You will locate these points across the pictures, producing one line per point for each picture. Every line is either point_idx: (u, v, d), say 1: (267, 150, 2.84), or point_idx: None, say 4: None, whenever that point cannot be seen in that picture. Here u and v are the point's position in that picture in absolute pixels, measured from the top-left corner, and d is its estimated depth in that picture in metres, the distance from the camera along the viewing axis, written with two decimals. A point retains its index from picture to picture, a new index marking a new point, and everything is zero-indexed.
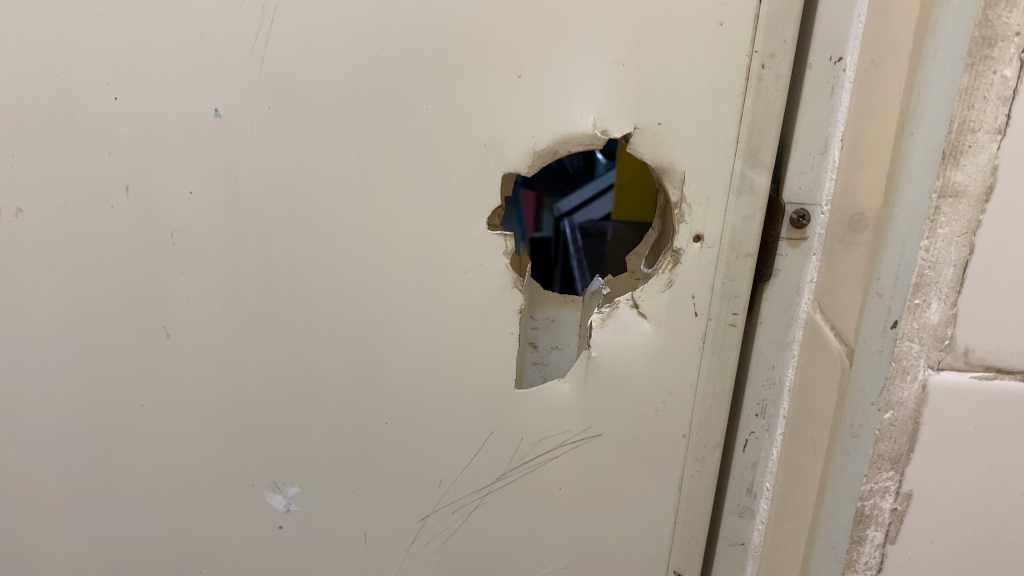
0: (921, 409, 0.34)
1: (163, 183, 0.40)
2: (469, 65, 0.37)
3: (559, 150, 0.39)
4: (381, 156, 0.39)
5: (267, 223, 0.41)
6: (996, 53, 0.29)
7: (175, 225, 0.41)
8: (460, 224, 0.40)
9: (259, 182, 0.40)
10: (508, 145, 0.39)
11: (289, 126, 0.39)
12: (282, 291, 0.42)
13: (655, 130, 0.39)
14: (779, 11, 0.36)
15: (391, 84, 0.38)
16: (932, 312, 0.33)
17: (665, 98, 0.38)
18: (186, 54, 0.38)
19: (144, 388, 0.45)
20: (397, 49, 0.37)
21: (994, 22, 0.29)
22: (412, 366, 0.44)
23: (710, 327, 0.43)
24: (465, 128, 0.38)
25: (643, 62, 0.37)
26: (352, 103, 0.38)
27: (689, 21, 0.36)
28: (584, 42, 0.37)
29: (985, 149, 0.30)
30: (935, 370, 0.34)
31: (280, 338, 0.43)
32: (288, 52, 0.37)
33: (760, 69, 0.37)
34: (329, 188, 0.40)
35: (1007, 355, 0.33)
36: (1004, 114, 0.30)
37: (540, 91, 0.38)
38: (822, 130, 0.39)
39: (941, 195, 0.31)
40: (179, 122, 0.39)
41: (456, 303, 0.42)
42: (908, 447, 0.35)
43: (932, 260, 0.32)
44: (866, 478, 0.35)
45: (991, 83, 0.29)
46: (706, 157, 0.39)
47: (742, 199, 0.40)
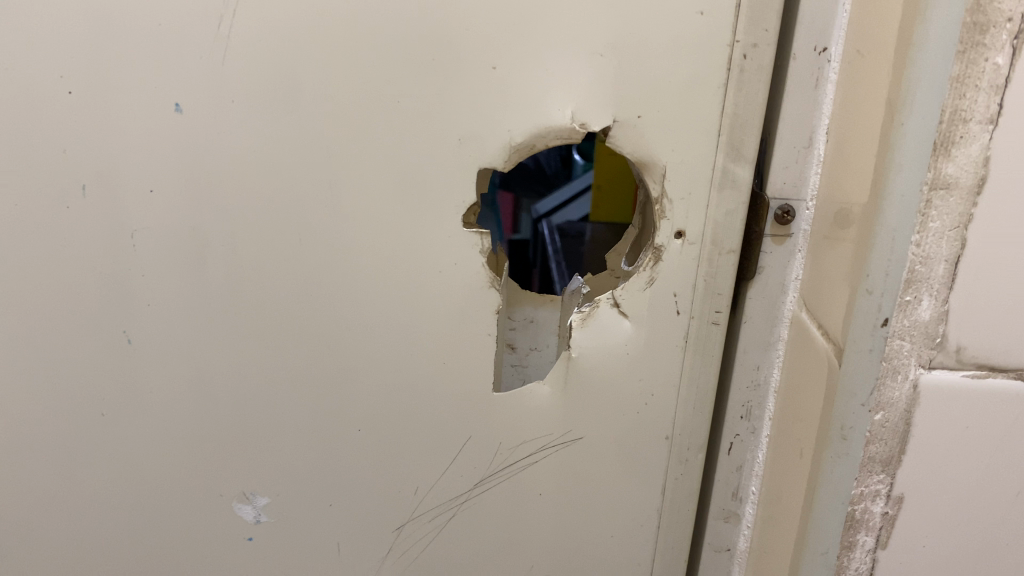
0: (912, 410, 0.33)
1: (122, 182, 0.38)
2: (442, 57, 0.36)
3: (536, 144, 0.38)
4: (352, 152, 0.37)
5: (231, 223, 0.39)
6: (988, 40, 0.28)
7: (136, 226, 0.39)
8: (435, 222, 0.39)
9: (224, 180, 0.38)
10: (483, 139, 0.37)
11: (254, 121, 0.37)
12: (249, 293, 0.40)
13: (634, 124, 0.37)
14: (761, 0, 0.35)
15: (361, 77, 0.36)
16: (924, 309, 0.32)
17: (645, 89, 0.37)
18: (144, 47, 0.36)
19: (106, 397, 0.43)
20: (367, 39, 0.35)
21: (986, 8, 0.28)
22: (386, 369, 0.42)
23: (693, 325, 0.41)
24: (438, 123, 0.37)
25: (622, 52, 0.36)
26: (320, 96, 0.36)
27: (669, 10, 0.35)
28: (561, 31, 0.35)
29: (977, 140, 0.29)
30: (926, 369, 0.33)
31: (248, 343, 0.41)
32: (252, 44, 0.35)
33: (742, 59, 0.36)
34: (296, 186, 0.38)
35: (999, 353, 0.32)
36: (997, 103, 0.29)
37: (517, 83, 0.36)
38: (807, 123, 0.38)
39: (932, 187, 0.30)
40: (138, 117, 0.37)
41: (432, 304, 0.41)
42: (899, 448, 0.34)
43: (924, 256, 0.31)
44: (857, 481, 0.34)
45: (983, 71, 0.28)
46: (687, 151, 0.38)
47: (724, 194, 0.39)
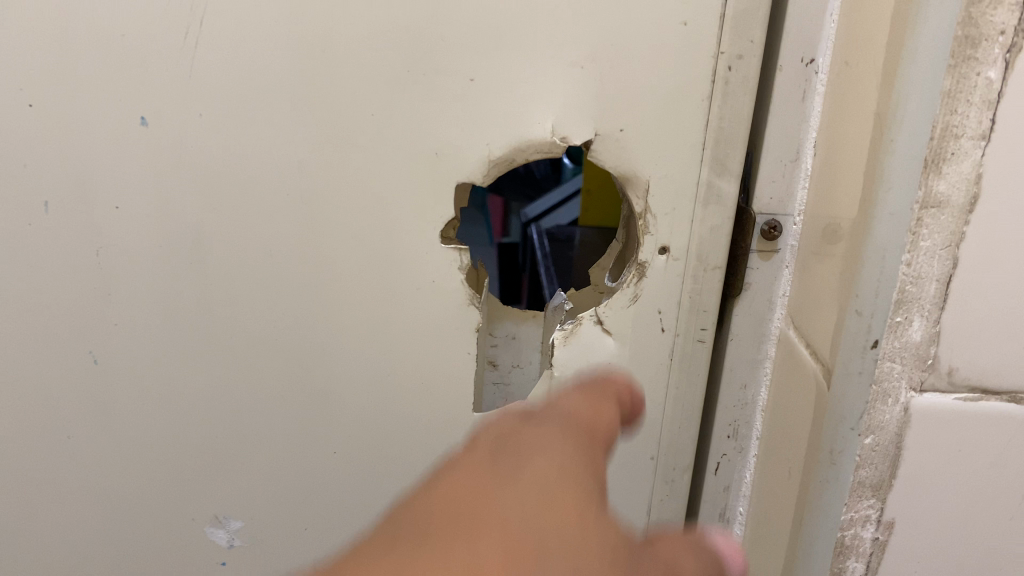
0: (902, 433, 0.32)
1: (86, 199, 0.37)
2: (417, 68, 0.34)
3: (515, 159, 0.37)
4: (325, 166, 0.36)
5: (200, 240, 0.38)
6: (979, 54, 0.27)
7: (102, 243, 0.38)
8: (411, 239, 0.38)
9: (193, 196, 0.37)
10: (462, 153, 0.36)
11: (224, 135, 0.36)
12: (220, 312, 0.39)
13: (617, 137, 0.36)
14: (746, 11, 0.34)
15: (333, 89, 0.35)
16: (914, 330, 0.31)
17: (627, 103, 0.35)
18: (107, 59, 0.34)
19: (74, 419, 0.42)
20: (339, 50, 0.34)
21: (978, 20, 0.27)
22: (364, 389, 0.41)
23: (678, 343, 0.40)
24: (415, 136, 0.36)
25: (603, 64, 0.35)
26: (292, 109, 0.35)
27: (652, 21, 0.34)
28: (540, 42, 0.34)
29: (969, 156, 0.28)
30: (918, 392, 0.32)
31: (220, 362, 0.40)
32: (219, 56, 0.34)
33: (727, 71, 0.35)
34: (267, 202, 0.37)
35: (992, 375, 0.31)
36: (989, 119, 0.28)
37: (495, 95, 0.35)
38: (793, 136, 0.37)
39: (923, 205, 0.29)
40: (103, 131, 0.36)
41: (410, 322, 0.39)
42: (889, 473, 0.33)
43: (914, 275, 0.30)
44: (847, 507, 0.33)
45: (975, 85, 0.27)
46: (671, 164, 0.37)
47: (709, 209, 0.37)
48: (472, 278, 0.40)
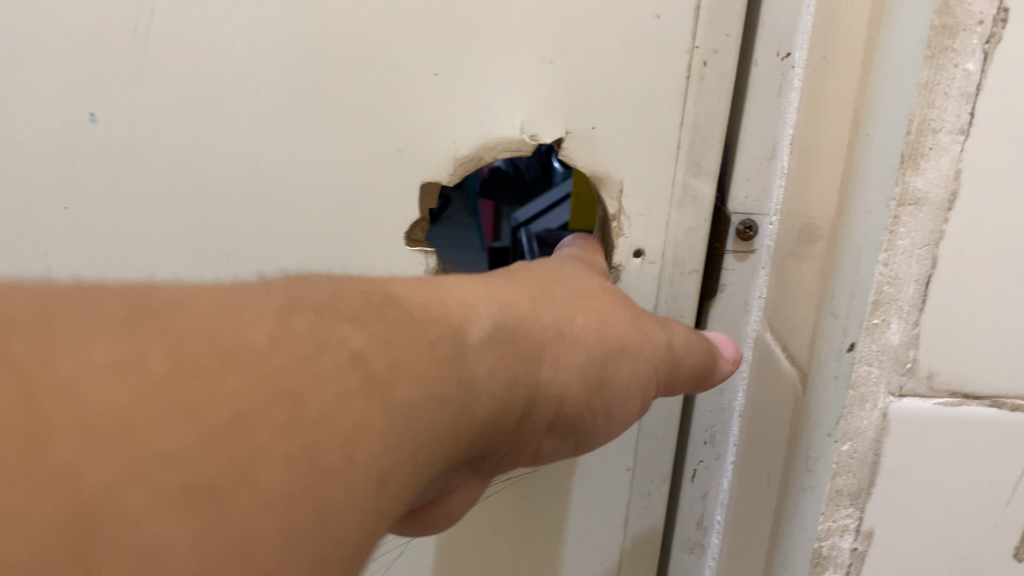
0: (881, 439, 0.31)
1: (33, 198, 0.36)
2: (378, 61, 0.33)
3: (485, 157, 0.35)
4: (285, 164, 0.35)
5: (152, 241, 0.36)
6: (957, 45, 0.26)
7: (50, 246, 0.36)
8: (376, 242, 0.36)
9: (145, 195, 0.35)
10: (426, 151, 0.35)
11: (179, 131, 0.34)
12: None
13: (588, 135, 0.35)
14: (721, 3, 0.33)
15: (290, 84, 0.33)
16: (892, 332, 0.30)
17: (599, 100, 0.34)
18: (54, 51, 0.33)
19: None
20: (296, 43, 0.33)
21: (954, 9, 0.26)
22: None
23: None
24: (378, 134, 0.34)
25: (573, 58, 0.33)
26: (250, 105, 0.34)
27: (622, 14, 0.33)
28: (506, 36, 0.33)
29: (947, 152, 0.27)
30: (897, 397, 0.30)
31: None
32: (170, 48, 0.33)
33: (702, 66, 0.34)
34: (223, 202, 0.35)
35: (973, 379, 0.30)
36: (968, 112, 0.27)
37: (460, 91, 0.34)
38: (769, 134, 0.36)
39: (901, 203, 0.28)
40: (49, 129, 0.34)
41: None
42: (868, 481, 0.32)
43: (891, 276, 0.29)
44: (824, 516, 0.32)
45: (953, 77, 0.26)
46: (646, 164, 0.36)
47: (686, 211, 0.36)
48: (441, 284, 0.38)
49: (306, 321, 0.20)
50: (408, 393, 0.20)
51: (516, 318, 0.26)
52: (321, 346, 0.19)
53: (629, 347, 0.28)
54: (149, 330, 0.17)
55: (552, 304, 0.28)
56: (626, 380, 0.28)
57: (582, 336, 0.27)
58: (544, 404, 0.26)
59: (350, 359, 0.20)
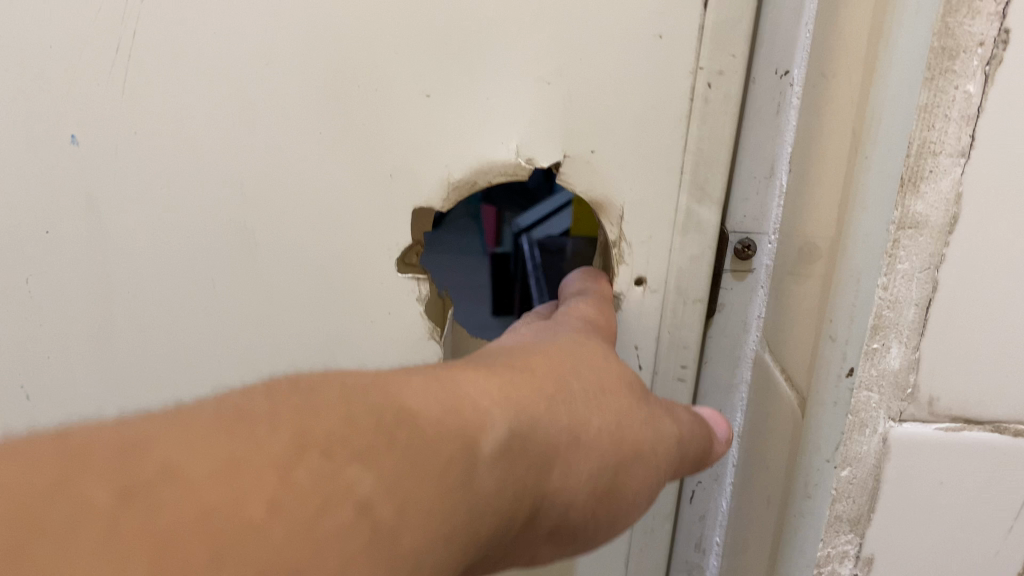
0: (881, 465, 0.31)
1: (14, 221, 0.36)
2: (367, 82, 0.33)
3: (479, 180, 0.35)
4: (275, 182, 0.34)
5: (135, 264, 0.36)
6: (958, 67, 0.26)
7: (41, 268, 0.36)
8: (370, 264, 0.37)
9: (128, 219, 0.35)
10: (417, 173, 0.35)
11: (166, 153, 0.34)
12: (169, 339, 0.38)
13: (588, 159, 0.35)
14: (726, 23, 0.32)
15: (278, 104, 0.33)
16: (892, 357, 0.29)
17: (597, 122, 0.34)
18: (33, 73, 0.33)
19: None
20: (282, 63, 0.32)
21: (955, 31, 0.25)
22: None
23: (656, 381, 0.39)
24: (369, 157, 0.34)
25: (570, 80, 0.33)
26: (240, 123, 0.33)
27: (619, 32, 0.32)
28: (498, 53, 0.32)
29: (948, 175, 0.27)
30: (897, 422, 0.30)
31: (169, 389, 0.39)
32: (152, 70, 0.33)
33: (707, 88, 0.33)
34: (209, 225, 0.35)
35: (974, 404, 0.30)
36: (969, 135, 0.26)
37: (452, 112, 0.34)
38: (767, 152, 0.35)
39: (900, 226, 0.27)
40: (30, 151, 0.34)
41: (369, 340, 0.38)
42: (868, 507, 0.31)
43: (891, 300, 0.28)
44: (823, 543, 0.32)
45: (953, 100, 0.26)
46: (646, 187, 0.35)
47: (689, 238, 0.36)
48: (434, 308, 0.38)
49: (309, 468, 0.19)
50: (419, 544, 0.20)
51: (532, 418, 0.24)
52: (323, 504, 0.18)
53: (640, 450, 0.27)
54: (145, 517, 0.17)
55: (570, 401, 0.26)
56: (633, 483, 0.27)
57: (596, 439, 0.26)
58: (549, 512, 0.25)
59: (357, 511, 0.19)
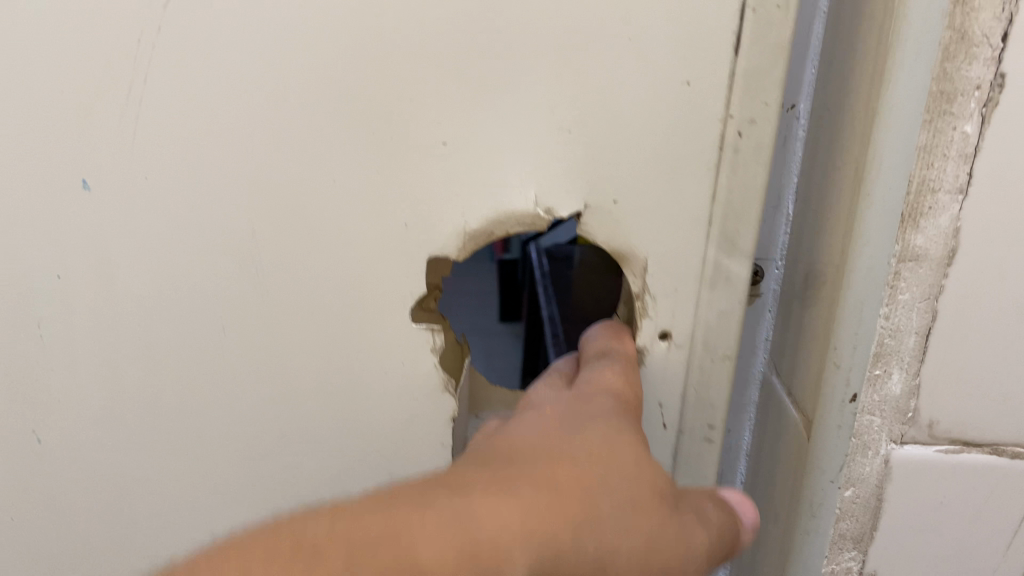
0: (884, 485, 0.32)
1: (29, 263, 0.38)
2: (380, 126, 0.34)
3: (496, 230, 0.36)
4: (294, 219, 0.36)
5: (143, 303, 0.38)
6: (955, 109, 0.27)
7: (68, 299, 0.38)
8: (383, 306, 0.38)
9: (138, 258, 0.37)
10: (430, 222, 0.36)
11: (184, 191, 0.35)
12: (186, 366, 0.39)
13: (611, 208, 0.35)
14: (757, 69, 0.32)
15: (289, 146, 0.34)
16: (893, 383, 0.30)
17: (620, 172, 0.34)
18: (45, 123, 0.35)
19: (44, 468, 0.42)
20: (293, 107, 0.34)
21: (953, 75, 0.27)
22: (333, 441, 0.41)
23: (682, 441, 0.39)
24: (385, 208, 0.35)
25: (592, 128, 0.34)
26: (258, 162, 0.35)
27: (639, 84, 0.33)
28: (513, 103, 0.33)
29: (947, 211, 0.28)
30: (898, 444, 0.31)
31: (189, 414, 0.40)
32: (158, 116, 0.34)
33: (738, 137, 0.33)
34: (217, 263, 0.37)
35: (972, 428, 0.31)
36: (967, 173, 0.28)
37: (469, 160, 0.34)
38: (775, 182, 0.37)
39: (901, 259, 0.29)
40: (43, 194, 0.36)
41: (384, 378, 0.39)
42: (870, 525, 0.32)
43: (892, 328, 0.30)
44: (827, 559, 0.33)
45: (951, 140, 0.27)
46: (672, 236, 0.35)
47: (716, 291, 0.36)
48: (450, 355, 0.39)
49: None
50: None
51: (554, 558, 0.23)
52: None
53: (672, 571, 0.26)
54: None
55: (599, 527, 0.25)
56: None
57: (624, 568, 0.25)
58: None
59: None
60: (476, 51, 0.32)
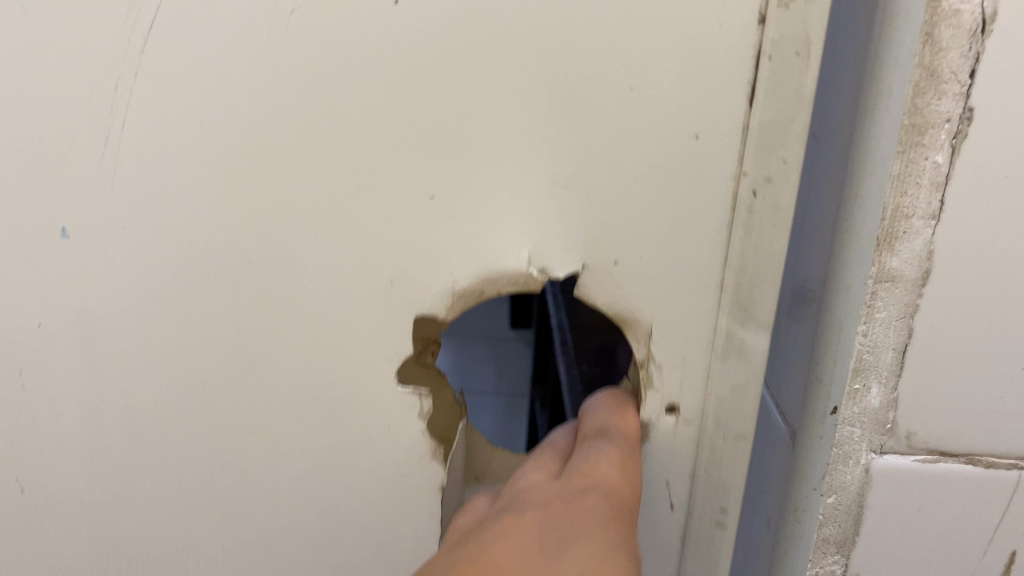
0: (864, 492, 0.34)
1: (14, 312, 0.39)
2: (365, 183, 0.36)
3: (485, 289, 0.39)
4: (284, 255, 0.37)
5: (128, 343, 0.39)
6: (926, 140, 0.29)
7: (52, 341, 0.40)
8: (375, 343, 0.40)
9: (121, 300, 0.39)
10: (418, 278, 0.38)
11: (166, 233, 0.37)
12: (173, 399, 0.40)
13: (612, 269, 0.38)
14: (773, 121, 0.34)
15: (277, 195, 0.36)
16: (872, 396, 0.32)
17: (626, 228, 0.37)
18: (28, 176, 0.36)
19: (34, 497, 0.43)
20: (279, 153, 0.36)
21: (924, 110, 0.29)
22: (320, 467, 0.42)
23: (693, 517, 0.42)
24: (376, 261, 0.38)
25: (586, 184, 0.36)
26: (245, 206, 0.37)
27: (637, 144, 0.35)
28: (502, 161, 0.36)
29: (920, 235, 0.30)
30: (878, 454, 0.33)
31: (178, 444, 0.42)
32: (135, 168, 0.36)
33: (751, 197, 0.36)
34: (201, 301, 0.38)
35: (949, 439, 0.33)
36: (939, 200, 0.30)
37: (458, 210, 0.37)
38: None
39: (877, 280, 0.31)
40: (24, 242, 0.38)
41: (371, 407, 0.41)
42: (853, 530, 0.34)
43: (870, 345, 0.31)
44: (812, 562, 0.35)
45: (924, 168, 0.29)
46: (671, 287, 0.38)
47: (729, 364, 0.38)
48: (447, 413, 0.41)
49: None
50: None
51: None
52: None
53: None
54: None
55: None
56: None
57: None
58: None
59: None
60: (459, 109, 0.35)
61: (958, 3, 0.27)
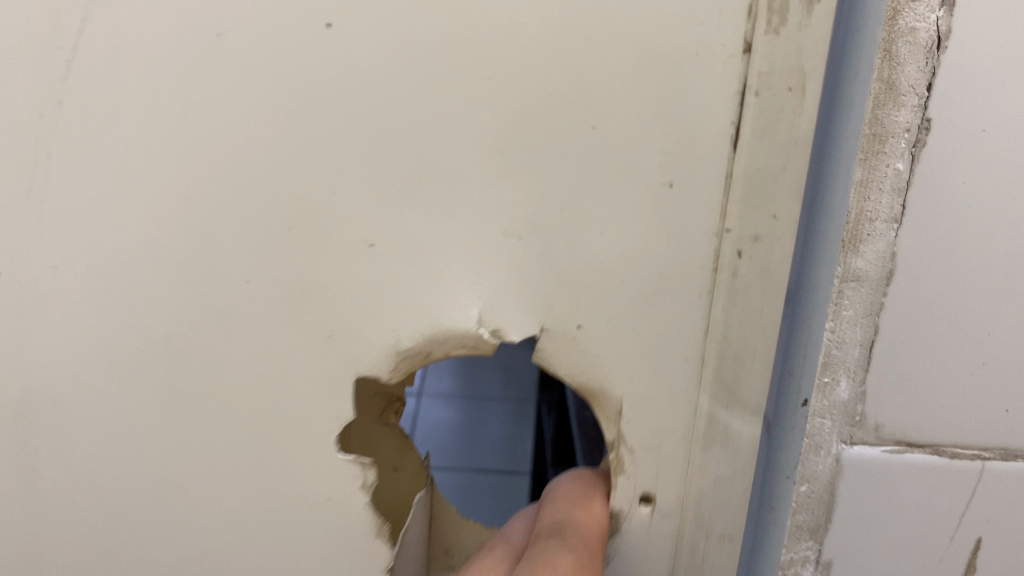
0: (835, 482, 0.35)
1: None
2: (300, 227, 0.31)
3: (433, 348, 0.34)
4: (206, 314, 0.33)
5: (55, 397, 0.34)
6: (887, 149, 0.31)
7: None
8: (318, 405, 0.34)
9: (48, 350, 0.33)
10: (360, 336, 0.33)
11: (101, 271, 0.32)
12: (99, 473, 0.35)
13: (575, 334, 0.33)
14: (756, 173, 0.31)
15: (209, 235, 0.31)
16: (841, 389, 0.34)
17: (590, 296, 0.33)
18: None
19: None
20: (210, 185, 0.31)
21: (883, 120, 0.31)
22: (262, 536, 0.36)
23: None
24: (308, 319, 0.33)
25: (549, 234, 0.32)
26: (176, 252, 0.32)
27: (603, 194, 0.31)
28: (461, 203, 0.31)
29: (883, 237, 0.32)
30: (848, 445, 0.35)
31: (111, 518, 0.36)
32: (66, 196, 0.31)
33: (735, 257, 0.32)
34: (135, 352, 0.33)
35: (914, 430, 0.35)
36: (900, 205, 0.32)
37: (403, 262, 0.32)
38: None
39: (843, 280, 0.33)
40: None
41: (317, 474, 0.35)
42: (825, 517, 0.36)
43: (838, 341, 0.33)
44: (786, 548, 0.37)
45: (885, 175, 0.31)
46: (653, 348, 0.33)
47: (712, 450, 0.34)
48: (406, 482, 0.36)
49: None
50: None
51: None
52: None
53: None
54: None
55: None
56: None
57: None
58: None
59: None
60: (417, 141, 0.30)
61: (914, 21, 0.29)
